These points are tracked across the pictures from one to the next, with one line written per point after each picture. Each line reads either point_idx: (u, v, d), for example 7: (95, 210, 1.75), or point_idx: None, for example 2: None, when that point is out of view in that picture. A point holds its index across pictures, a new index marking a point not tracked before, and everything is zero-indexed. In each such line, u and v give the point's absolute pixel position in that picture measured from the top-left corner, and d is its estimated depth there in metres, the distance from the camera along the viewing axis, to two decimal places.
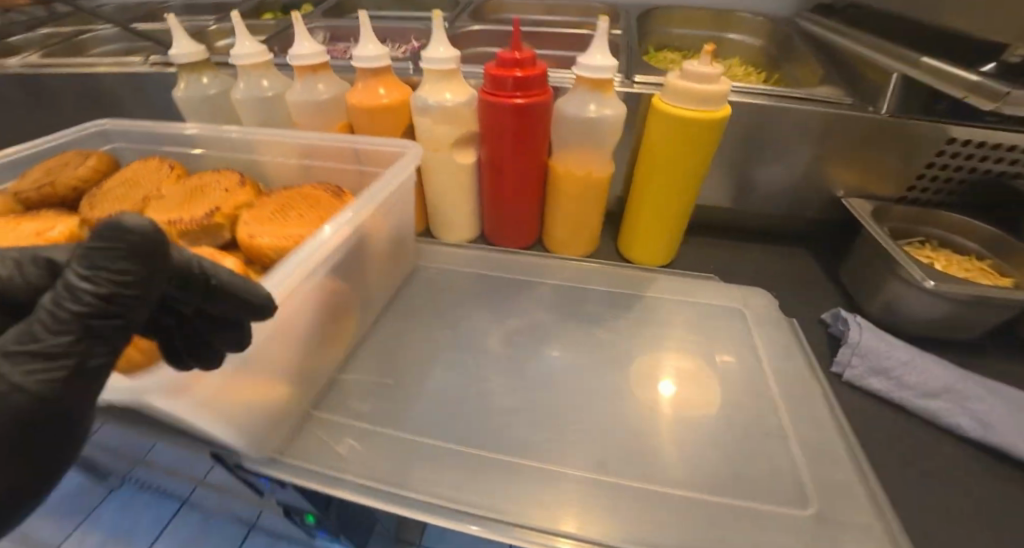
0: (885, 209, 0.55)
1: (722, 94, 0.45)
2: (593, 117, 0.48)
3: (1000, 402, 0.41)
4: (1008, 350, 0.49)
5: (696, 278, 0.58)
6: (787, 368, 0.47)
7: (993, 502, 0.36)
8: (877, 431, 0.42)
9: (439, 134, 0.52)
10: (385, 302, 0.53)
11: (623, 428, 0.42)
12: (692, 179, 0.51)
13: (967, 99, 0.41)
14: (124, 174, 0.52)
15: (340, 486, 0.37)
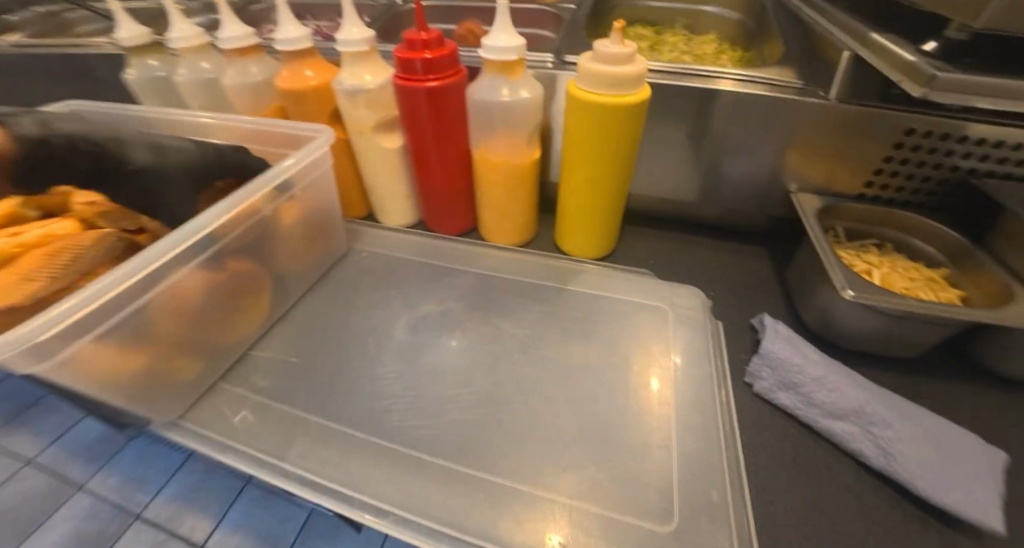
0: (837, 206, 0.50)
1: (636, 77, 0.41)
2: (507, 101, 0.47)
3: (909, 428, 0.37)
4: (951, 369, 0.45)
5: (626, 272, 0.56)
6: (691, 372, 0.45)
7: (875, 533, 0.34)
8: (770, 443, 0.40)
9: (360, 117, 0.52)
10: (308, 285, 0.55)
11: (509, 420, 0.42)
12: (617, 170, 0.49)
13: (899, 81, 0.35)
14: None
15: (228, 455, 0.39)
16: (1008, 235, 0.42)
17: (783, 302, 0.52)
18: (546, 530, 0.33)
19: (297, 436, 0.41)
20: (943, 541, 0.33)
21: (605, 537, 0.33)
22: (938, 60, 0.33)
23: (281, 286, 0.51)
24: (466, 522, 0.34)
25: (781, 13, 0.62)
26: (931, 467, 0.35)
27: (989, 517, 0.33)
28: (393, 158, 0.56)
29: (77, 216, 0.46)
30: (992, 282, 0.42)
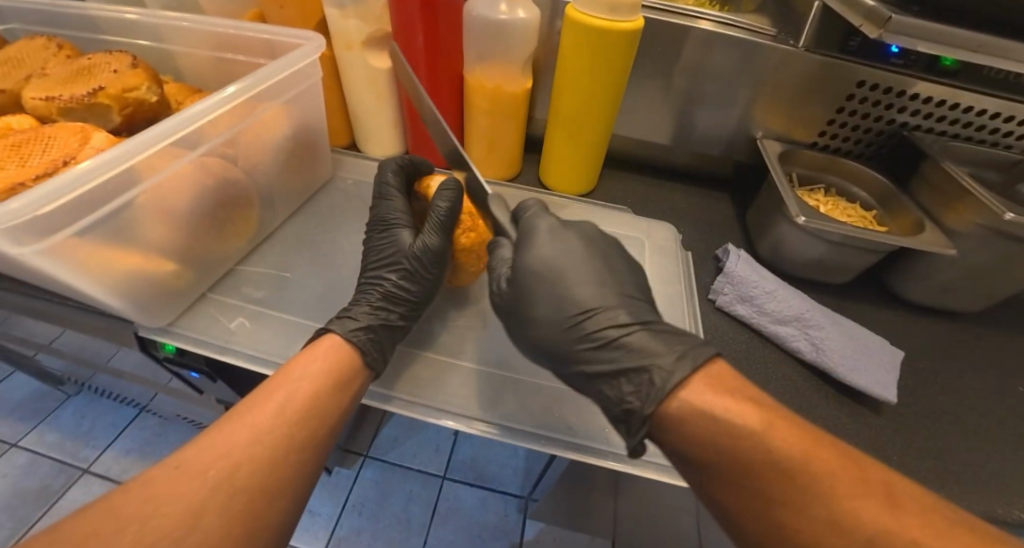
0: (792, 151, 0.57)
1: (631, 5, 0.43)
2: (505, 20, 0.47)
3: (838, 330, 0.45)
4: (874, 294, 0.53)
5: (606, 207, 0.60)
6: (664, 292, 0.50)
7: (809, 411, 0.41)
8: (731, 348, 0.46)
9: (348, 29, 0.50)
10: (294, 207, 0.54)
11: (505, 330, 0.45)
12: (606, 102, 0.51)
13: (861, 27, 0.40)
14: (16, 51, 0.48)
15: (231, 356, 0.40)
16: (930, 179, 0.50)
17: (742, 238, 0.58)
18: (506, 410, 0.38)
19: (299, 340, 0.42)
20: (859, 416, 0.41)
21: (598, 415, 0.39)
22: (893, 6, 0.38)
23: (271, 204, 0.51)
24: (469, 408, 0.38)
25: None
26: (852, 359, 0.42)
27: (887, 391, 0.41)
28: (382, 79, 0.54)
29: (37, 113, 0.43)
30: (909, 217, 0.50)
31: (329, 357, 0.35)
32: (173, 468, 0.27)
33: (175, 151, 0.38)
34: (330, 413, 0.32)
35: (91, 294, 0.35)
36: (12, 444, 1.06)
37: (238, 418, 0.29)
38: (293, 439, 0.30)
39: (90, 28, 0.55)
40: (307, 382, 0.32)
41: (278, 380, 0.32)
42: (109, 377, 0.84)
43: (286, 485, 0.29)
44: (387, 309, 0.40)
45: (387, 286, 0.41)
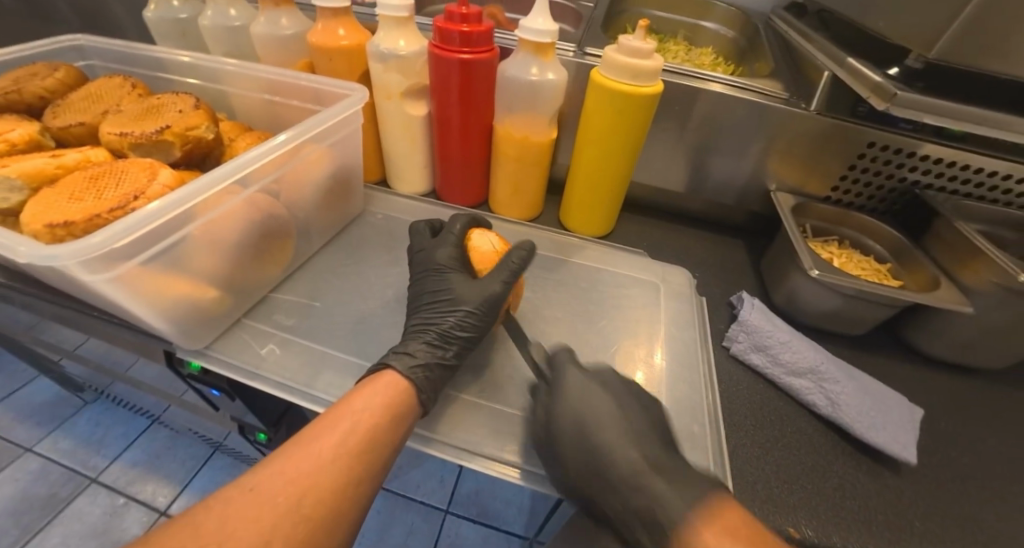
0: (806, 204, 0.58)
1: (652, 72, 0.46)
2: (535, 80, 0.50)
3: (854, 384, 0.45)
4: (891, 348, 0.53)
5: (623, 250, 0.62)
6: (680, 337, 0.51)
7: (823, 465, 0.41)
8: (744, 397, 0.46)
9: (390, 82, 0.54)
10: (325, 239, 0.58)
11: (519, 368, 0.46)
12: (625, 156, 0.54)
13: (868, 98, 0.43)
14: (91, 88, 0.52)
15: (260, 383, 0.42)
16: (943, 238, 0.51)
17: (756, 285, 0.59)
18: (519, 451, 0.39)
19: (324, 368, 0.44)
20: (875, 474, 0.40)
21: None
22: (897, 82, 0.41)
23: (306, 236, 0.54)
24: (484, 445, 0.39)
25: (772, 35, 0.70)
26: (868, 415, 0.42)
27: (905, 451, 0.40)
28: (416, 126, 0.59)
29: (109, 147, 0.46)
30: (924, 273, 0.50)
31: (384, 391, 0.37)
32: (244, 494, 0.29)
33: (232, 190, 0.41)
34: (385, 444, 0.34)
35: (146, 317, 0.38)
36: (26, 448, 1.08)
37: (303, 446, 0.32)
38: (352, 469, 0.32)
39: (158, 67, 0.61)
40: (366, 415, 0.34)
41: (342, 409, 0.34)
42: (132, 389, 0.86)
43: (342, 513, 0.31)
44: (442, 348, 0.42)
45: (442, 324, 0.43)
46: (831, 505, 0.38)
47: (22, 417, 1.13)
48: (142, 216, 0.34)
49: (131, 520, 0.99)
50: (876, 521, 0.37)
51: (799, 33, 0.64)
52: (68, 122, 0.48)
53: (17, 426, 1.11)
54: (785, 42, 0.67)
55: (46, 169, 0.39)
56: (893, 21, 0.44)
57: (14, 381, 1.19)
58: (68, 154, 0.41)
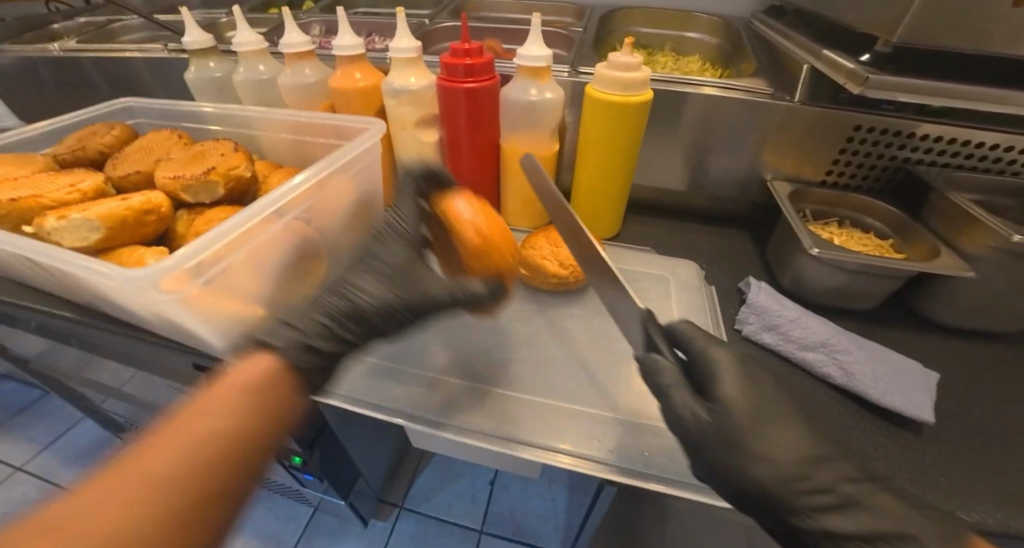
0: (802, 190, 0.61)
1: (640, 82, 0.51)
2: (535, 100, 0.55)
3: (866, 354, 0.46)
4: (904, 321, 0.54)
5: (634, 249, 0.65)
6: (693, 323, 0.53)
7: (844, 432, 0.42)
8: (760, 375, 0.48)
9: (404, 115, 0.60)
10: (354, 259, 0.62)
11: (542, 360, 0.49)
12: (623, 162, 0.58)
13: (844, 84, 0.47)
14: (142, 141, 0.59)
15: (306, 390, 0.46)
16: (939, 208, 0.53)
17: (764, 271, 0.62)
18: (546, 433, 0.42)
19: (362, 374, 0.48)
20: (898, 438, 0.41)
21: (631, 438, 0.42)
22: (868, 67, 0.45)
23: (336, 257, 0.58)
24: (514, 431, 0.42)
25: (755, 39, 0.74)
26: (883, 381, 0.44)
27: (923, 411, 0.41)
28: (430, 152, 0.64)
29: (163, 189, 0.52)
30: (925, 243, 0.52)
31: (258, 382, 0.40)
32: (165, 441, 0.34)
33: (269, 220, 0.47)
34: (252, 428, 0.38)
35: (203, 332, 0.44)
36: (73, 491, 1.13)
37: (206, 416, 0.36)
38: (221, 439, 0.36)
39: (197, 120, 0.68)
40: (232, 409, 0.37)
41: (220, 392, 0.38)
42: (176, 422, 0.91)
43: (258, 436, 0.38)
44: (342, 323, 0.47)
45: (355, 297, 0.48)
46: None
47: (69, 461, 1.19)
48: (197, 246, 0.40)
49: None
50: (899, 479, 0.38)
51: (779, 34, 0.69)
52: (126, 171, 0.54)
53: (65, 470, 1.17)
54: (768, 43, 0.72)
55: (115, 210, 0.45)
56: (859, 14, 0.48)
57: (61, 427, 1.26)
58: (134, 197, 0.47)
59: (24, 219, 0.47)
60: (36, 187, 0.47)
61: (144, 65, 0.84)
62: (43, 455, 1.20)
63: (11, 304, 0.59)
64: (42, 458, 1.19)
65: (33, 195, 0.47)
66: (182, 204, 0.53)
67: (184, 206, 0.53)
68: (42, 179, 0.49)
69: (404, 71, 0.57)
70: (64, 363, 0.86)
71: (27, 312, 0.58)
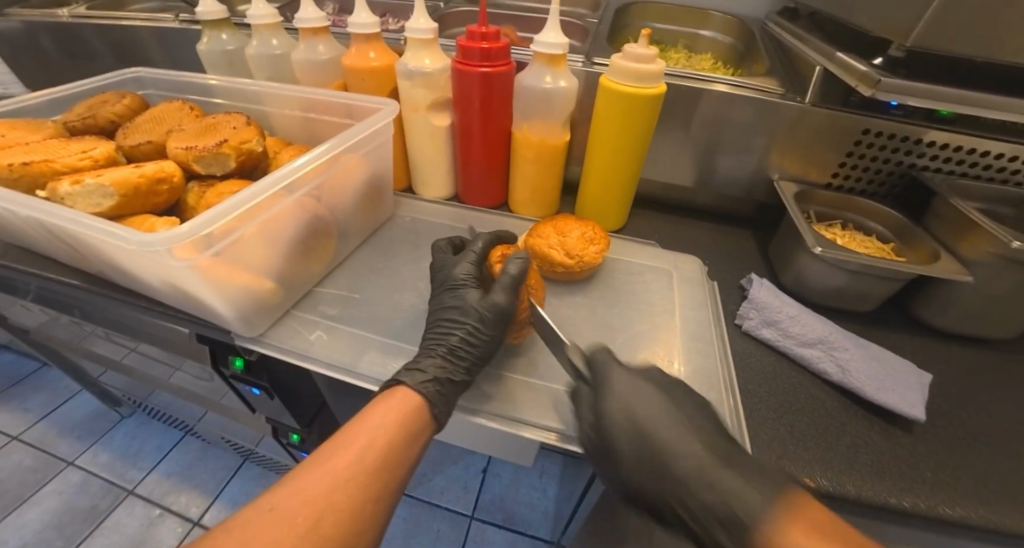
0: (807, 191, 0.62)
1: (655, 74, 0.51)
2: (549, 88, 0.55)
3: (863, 352, 0.47)
4: (900, 323, 0.55)
5: (639, 242, 0.65)
6: (695, 317, 0.54)
7: (836, 426, 0.43)
8: (758, 369, 0.49)
9: (417, 97, 0.60)
10: (361, 240, 0.63)
11: (544, 347, 0.50)
12: (634, 153, 0.58)
13: (856, 86, 0.47)
14: (153, 112, 0.59)
15: (311, 364, 0.46)
16: (941, 214, 0.54)
17: (766, 270, 0.62)
18: (549, 416, 0.43)
19: (368, 351, 0.48)
20: (888, 434, 0.42)
21: None
22: (880, 70, 0.46)
23: (344, 236, 0.59)
24: (521, 414, 0.43)
25: (768, 39, 0.74)
26: (877, 378, 0.45)
27: (914, 409, 0.43)
28: (441, 135, 0.64)
29: (174, 159, 0.52)
30: (925, 248, 0.53)
31: (404, 408, 0.39)
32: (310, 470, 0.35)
33: (281, 194, 0.47)
34: (407, 446, 0.38)
35: (214, 303, 0.44)
36: (68, 462, 1.13)
37: (349, 446, 0.36)
38: (379, 459, 0.36)
39: (207, 93, 0.68)
40: (382, 431, 0.37)
41: (360, 427, 0.37)
42: (172, 396, 0.91)
43: (401, 457, 0.37)
44: (454, 364, 0.44)
45: (453, 339, 0.45)
46: (844, 460, 0.40)
47: (66, 433, 1.19)
48: (211, 216, 0.40)
49: (167, 531, 1.03)
50: (890, 474, 0.39)
51: (792, 35, 0.69)
52: (137, 140, 0.54)
53: (61, 441, 1.17)
54: (781, 44, 0.72)
55: (129, 177, 0.45)
56: (873, 18, 0.49)
57: (57, 399, 1.26)
58: (147, 165, 0.47)
59: (38, 184, 0.47)
60: (48, 151, 0.47)
61: (154, 36, 0.83)
62: (39, 425, 1.21)
63: (17, 270, 0.59)
64: (38, 428, 1.20)
65: (44, 160, 0.47)
66: (193, 175, 0.53)
67: (195, 177, 0.53)
68: (53, 144, 0.49)
69: (419, 53, 0.57)
70: (64, 333, 0.87)
71: (33, 276, 0.58)
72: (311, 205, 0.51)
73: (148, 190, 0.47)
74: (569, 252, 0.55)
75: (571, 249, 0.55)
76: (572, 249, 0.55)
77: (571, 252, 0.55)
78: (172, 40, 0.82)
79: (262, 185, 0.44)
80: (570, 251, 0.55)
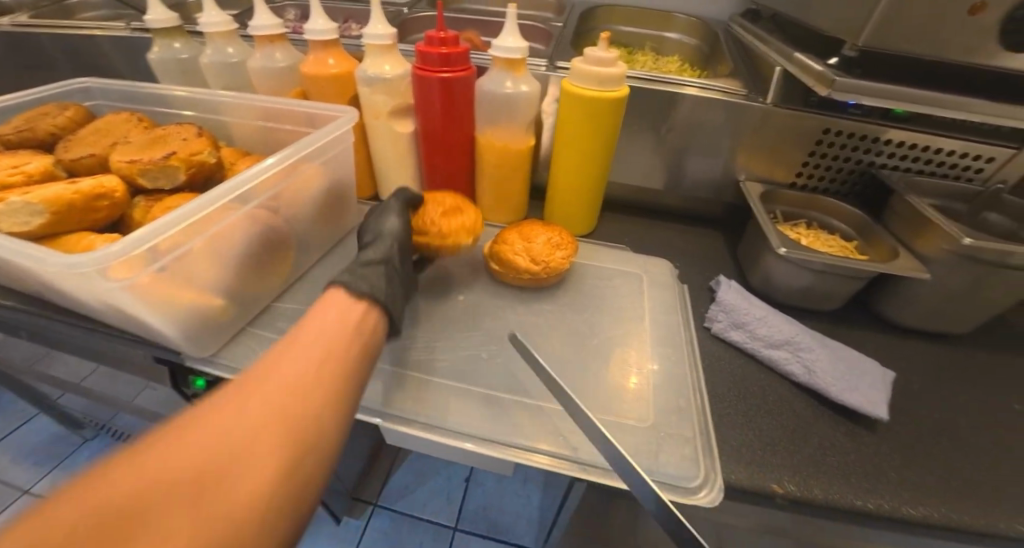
0: (773, 191, 0.62)
1: (616, 78, 0.51)
2: (510, 93, 0.54)
3: (827, 352, 0.47)
4: (866, 321, 0.56)
5: (608, 246, 0.65)
6: (663, 321, 0.54)
7: (803, 428, 0.43)
8: (726, 372, 0.48)
9: (378, 104, 0.58)
10: (323, 251, 0.61)
11: (510, 357, 0.49)
12: (599, 158, 0.58)
13: (812, 86, 0.48)
14: (98, 123, 0.56)
15: None
16: (900, 211, 0.54)
17: (735, 270, 0.62)
18: (513, 430, 0.41)
19: None
20: (854, 434, 0.42)
21: None
22: (834, 70, 0.46)
23: (304, 248, 0.57)
24: (484, 429, 0.41)
25: (732, 41, 0.75)
26: (841, 378, 0.45)
27: (877, 408, 0.43)
28: (404, 142, 0.63)
29: (117, 173, 0.49)
30: (886, 245, 0.53)
31: (344, 329, 0.35)
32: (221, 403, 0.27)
33: (232, 206, 0.45)
34: (355, 367, 0.33)
35: (159, 323, 0.42)
36: (25, 490, 1.08)
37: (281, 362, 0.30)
38: (329, 376, 0.31)
39: (160, 103, 0.66)
40: (324, 343, 0.32)
41: (294, 346, 0.32)
42: (134, 417, 0.87)
43: (348, 378, 0.32)
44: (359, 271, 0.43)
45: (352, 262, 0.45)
46: (811, 463, 0.40)
47: (24, 460, 1.14)
48: (153, 229, 0.38)
49: None
50: (855, 476, 0.39)
51: (754, 37, 0.70)
52: (79, 154, 0.52)
53: (18, 468, 1.12)
54: (744, 46, 0.72)
55: (63, 194, 0.43)
56: (828, 19, 0.49)
57: (15, 423, 1.20)
58: (83, 181, 0.44)
59: None
60: None
61: (105, 44, 0.80)
62: None
63: None
64: None
65: None
66: (140, 189, 0.51)
67: (141, 191, 0.51)
68: None
69: (377, 60, 0.56)
70: (16, 356, 0.82)
71: None
72: (268, 217, 0.49)
73: (85, 207, 0.44)
74: (534, 259, 0.54)
75: (536, 255, 0.54)
76: (537, 255, 0.54)
77: (537, 260, 0.54)
78: (125, 48, 0.79)
79: (211, 195, 0.42)
80: (536, 258, 0.54)
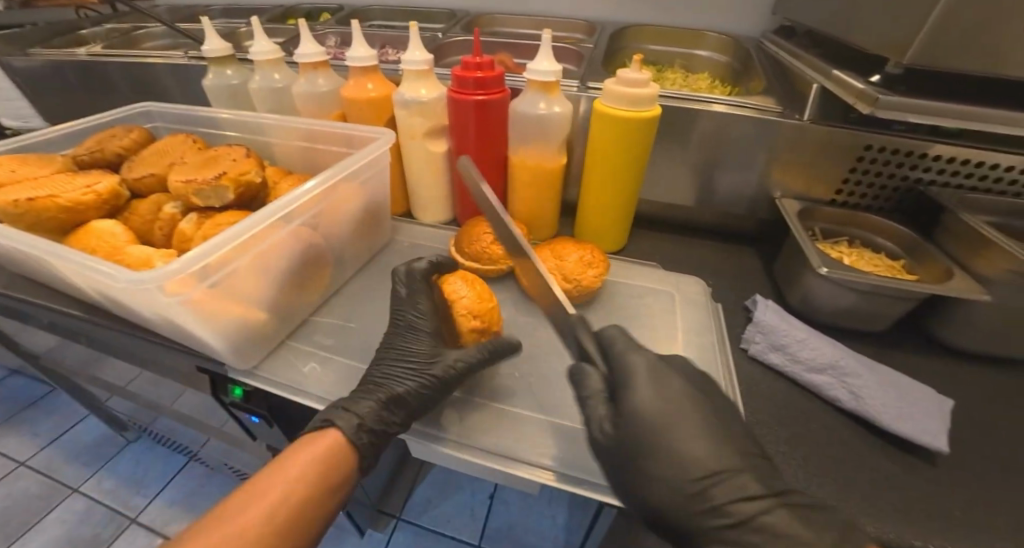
0: (812, 208, 0.60)
1: (649, 98, 0.51)
2: (544, 113, 0.55)
3: (876, 377, 0.45)
4: (916, 343, 0.53)
5: (639, 263, 0.64)
6: (698, 341, 0.52)
7: (852, 458, 0.41)
8: (766, 395, 0.47)
9: (414, 125, 0.60)
10: (358, 267, 0.63)
11: (542, 375, 0.49)
12: (630, 177, 0.58)
13: (853, 104, 0.47)
14: (156, 145, 0.60)
15: (302, 397, 0.46)
16: (953, 230, 0.52)
17: (772, 290, 0.61)
18: (547, 451, 0.41)
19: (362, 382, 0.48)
20: (909, 466, 0.40)
21: None
22: (877, 88, 0.45)
23: (341, 264, 0.59)
24: (518, 450, 0.41)
25: (764, 58, 0.75)
26: (891, 405, 0.43)
27: (936, 439, 0.40)
28: (438, 161, 0.64)
29: (173, 192, 0.53)
30: (938, 265, 0.51)
31: (325, 456, 0.40)
32: None
33: (278, 225, 0.47)
34: None
35: (209, 337, 0.44)
36: (74, 488, 1.13)
37: None
38: None
39: (212, 125, 0.70)
40: None
41: None
42: (175, 423, 0.91)
43: None
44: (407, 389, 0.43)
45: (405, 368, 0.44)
46: (863, 496, 0.38)
47: (72, 459, 1.19)
48: (206, 249, 0.40)
49: None
50: (912, 511, 0.37)
51: (789, 53, 0.69)
52: (141, 174, 0.56)
53: (68, 466, 1.17)
54: (777, 62, 0.72)
55: None
56: (869, 36, 0.49)
57: (66, 425, 1.26)
58: None
59: (43, 222, 0.48)
60: (50, 188, 0.48)
61: (164, 71, 0.86)
62: (47, 451, 1.21)
63: (22, 300, 0.59)
64: (47, 454, 1.20)
65: (47, 196, 0.48)
66: (193, 207, 0.54)
67: (194, 208, 0.54)
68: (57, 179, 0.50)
69: (415, 83, 0.58)
70: (73, 361, 0.87)
71: (37, 309, 0.59)
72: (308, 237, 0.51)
73: None
74: (570, 277, 0.54)
75: (572, 272, 0.54)
76: (573, 272, 0.54)
77: (572, 277, 0.54)
78: (181, 74, 0.85)
79: (258, 216, 0.44)
80: (571, 275, 0.54)
